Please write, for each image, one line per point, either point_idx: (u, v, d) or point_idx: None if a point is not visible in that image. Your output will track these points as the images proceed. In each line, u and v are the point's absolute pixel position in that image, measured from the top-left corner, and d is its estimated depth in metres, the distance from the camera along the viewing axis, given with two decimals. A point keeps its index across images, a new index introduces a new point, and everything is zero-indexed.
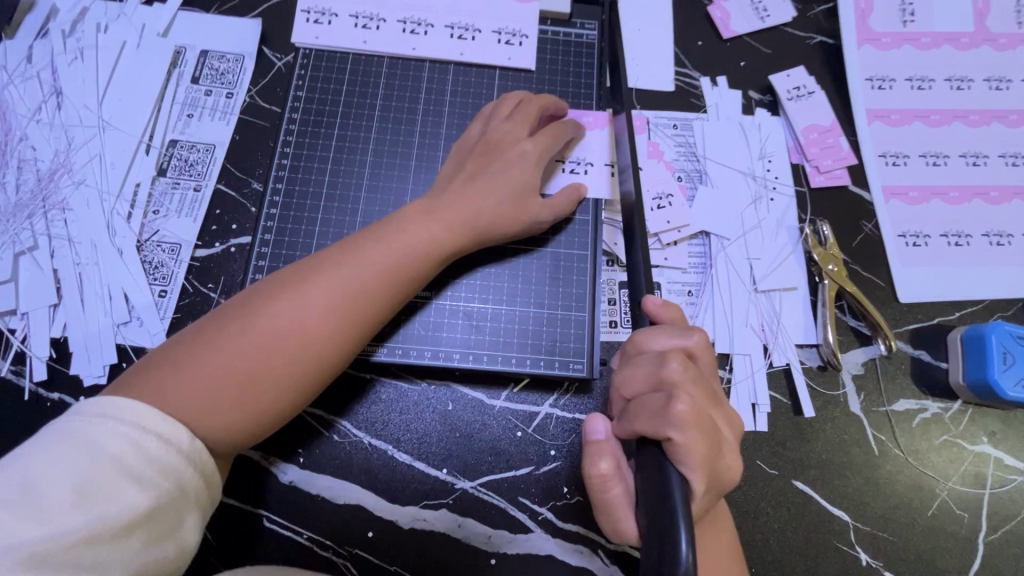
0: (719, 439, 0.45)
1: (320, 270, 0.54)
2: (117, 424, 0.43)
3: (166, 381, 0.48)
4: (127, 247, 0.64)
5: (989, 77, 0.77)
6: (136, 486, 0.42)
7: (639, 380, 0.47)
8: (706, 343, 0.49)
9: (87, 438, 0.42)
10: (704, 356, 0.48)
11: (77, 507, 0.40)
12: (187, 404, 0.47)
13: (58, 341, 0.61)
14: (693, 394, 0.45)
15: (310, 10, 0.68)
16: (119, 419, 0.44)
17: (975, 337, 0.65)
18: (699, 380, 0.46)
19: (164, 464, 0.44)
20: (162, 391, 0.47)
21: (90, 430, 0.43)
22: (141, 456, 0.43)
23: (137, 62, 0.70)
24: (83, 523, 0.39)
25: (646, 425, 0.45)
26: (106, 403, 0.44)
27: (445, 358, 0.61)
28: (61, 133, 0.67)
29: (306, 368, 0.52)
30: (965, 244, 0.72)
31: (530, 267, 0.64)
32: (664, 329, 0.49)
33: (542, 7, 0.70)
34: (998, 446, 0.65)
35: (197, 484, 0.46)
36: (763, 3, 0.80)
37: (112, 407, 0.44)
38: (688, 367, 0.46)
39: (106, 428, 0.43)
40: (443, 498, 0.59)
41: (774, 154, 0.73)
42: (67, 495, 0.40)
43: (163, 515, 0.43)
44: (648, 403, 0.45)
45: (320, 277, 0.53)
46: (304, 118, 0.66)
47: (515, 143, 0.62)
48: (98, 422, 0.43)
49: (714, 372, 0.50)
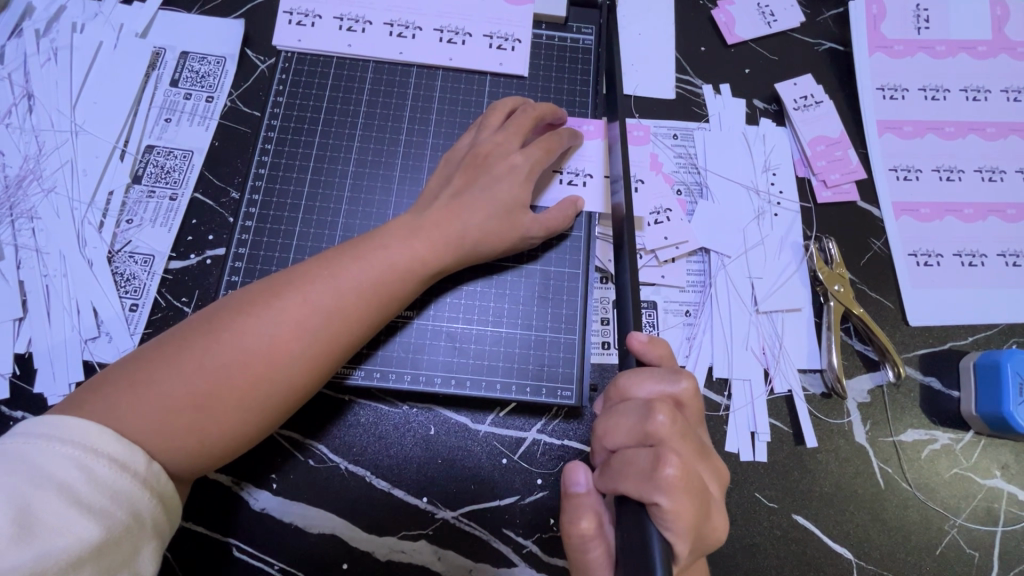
0: (705, 495, 0.44)
1: (295, 286, 0.51)
2: (66, 449, 0.40)
3: (120, 398, 0.45)
4: (98, 258, 0.61)
5: (1006, 88, 0.73)
6: (88, 516, 0.39)
7: (624, 432, 0.45)
8: (695, 390, 0.47)
9: (34, 463, 0.39)
10: (691, 404, 0.46)
11: (17, 540, 0.36)
12: (139, 424, 0.44)
13: (22, 356, 0.58)
14: (680, 450, 0.43)
15: (293, 12, 0.65)
16: (70, 443, 0.41)
17: (988, 365, 0.61)
18: (686, 434, 0.44)
19: (118, 493, 0.41)
20: (115, 409, 0.44)
21: (37, 455, 0.40)
22: (94, 484, 0.40)
23: (113, 64, 0.67)
24: (25, 559, 0.36)
25: (633, 486, 0.42)
26: (54, 422, 0.42)
27: (426, 382, 0.58)
28: (32, 138, 0.64)
29: (273, 390, 0.49)
30: (979, 265, 0.68)
31: (518, 285, 0.60)
32: (651, 375, 0.47)
33: (536, 10, 0.67)
34: (1011, 480, 0.61)
35: (155, 516, 0.43)
36: (770, 8, 0.76)
37: (60, 427, 0.41)
38: (675, 420, 0.44)
39: (56, 453, 0.40)
40: (423, 529, 0.56)
41: (779, 166, 0.70)
42: (7, 528, 0.36)
43: (116, 549, 0.40)
44: (635, 461, 0.43)
45: (295, 293, 0.51)
46: (284, 125, 0.63)
47: (505, 156, 0.58)
48: (45, 445, 0.40)
49: (699, 418, 0.48)
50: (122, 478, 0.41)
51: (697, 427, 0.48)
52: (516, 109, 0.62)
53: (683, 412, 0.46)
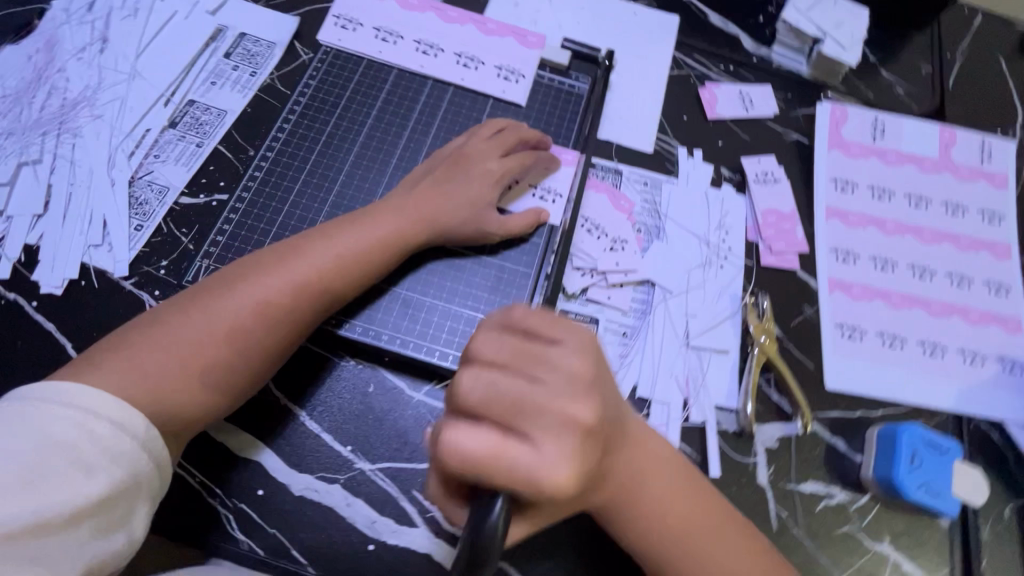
0: (517, 457, 0.40)
1: (298, 263, 0.59)
2: (71, 412, 0.46)
3: (141, 356, 0.52)
4: (121, 180, 0.69)
5: (945, 202, 0.82)
6: (86, 475, 0.44)
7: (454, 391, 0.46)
8: (492, 340, 0.45)
9: (35, 425, 0.44)
10: (489, 356, 0.44)
11: (27, 492, 0.41)
12: (161, 381, 0.52)
13: (30, 247, 0.65)
14: (485, 398, 0.42)
15: (340, 16, 0.76)
16: (79, 409, 0.46)
17: (888, 435, 0.66)
18: (490, 388, 0.42)
19: (120, 454, 0.46)
20: (139, 367, 0.51)
21: (38, 418, 0.45)
22: (96, 445, 0.45)
23: (182, 30, 0.79)
24: (29, 510, 0.41)
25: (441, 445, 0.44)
26: (71, 387, 0.47)
27: (374, 335, 0.65)
28: (95, 72, 0.73)
29: (274, 356, 0.58)
30: (899, 347, 0.74)
31: (474, 273, 0.68)
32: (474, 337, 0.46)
33: (543, 55, 0.78)
34: (899, 549, 0.64)
35: (149, 475, 0.48)
36: (748, 96, 0.88)
37: (74, 395, 0.47)
38: (478, 379, 0.43)
39: (64, 417, 0.45)
40: (339, 474, 0.60)
41: (731, 226, 0.78)
42: (12, 482, 0.41)
43: (114, 505, 0.45)
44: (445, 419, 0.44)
45: (291, 263, 0.59)
46: (309, 104, 0.72)
47: (480, 162, 0.68)
48: (55, 409, 0.45)
49: (542, 368, 0.44)
50: (126, 441, 0.47)
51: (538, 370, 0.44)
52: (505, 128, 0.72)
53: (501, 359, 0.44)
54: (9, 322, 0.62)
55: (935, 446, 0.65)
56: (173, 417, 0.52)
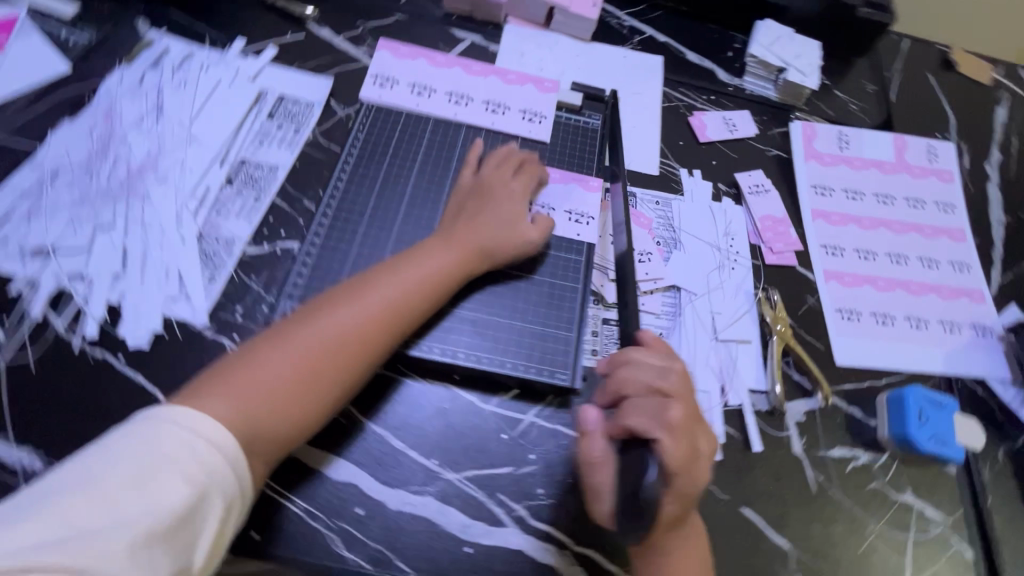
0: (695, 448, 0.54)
1: (370, 293, 0.66)
2: (175, 427, 0.52)
3: (242, 385, 0.58)
4: (190, 236, 0.74)
5: (907, 198, 0.97)
6: (182, 485, 0.50)
7: (636, 384, 0.56)
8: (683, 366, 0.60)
9: (148, 438, 0.51)
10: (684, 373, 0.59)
11: (141, 501, 0.48)
12: (258, 404, 0.58)
13: (113, 306, 0.69)
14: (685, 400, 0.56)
15: (378, 76, 0.85)
16: (183, 427, 0.52)
17: (897, 398, 0.76)
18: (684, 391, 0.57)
19: (215, 469, 0.52)
20: (242, 395, 0.58)
21: (150, 432, 0.52)
22: (194, 462, 0.51)
23: (227, 96, 0.86)
24: (134, 514, 0.47)
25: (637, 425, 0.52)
26: (180, 410, 0.54)
27: (450, 355, 0.71)
28: (155, 140, 0.79)
29: (352, 380, 0.64)
30: (890, 324, 0.86)
31: (529, 290, 0.75)
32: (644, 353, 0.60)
33: (559, 99, 0.88)
34: (921, 498, 0.74)
35: (233, 487, 0.53)
36: (732, 120, 1.01)
37: (180, 416, 0.53)
38: (680, 384, 0.57)
39: (172, 433, 0.52)
40: (429, 486, 0.66)
41: (736, 233, 0.89)
42: (128, 487, 0.48)
43: (200, 515, 0.50)
44: (644, 405, 0.54)
45: (364, 294, 0.66)
46: (360, 155, 0.80)
47: (501, 185, 0.76)
48: (164, 425, 0.52)
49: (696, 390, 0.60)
50: (219, 457, 0.53)
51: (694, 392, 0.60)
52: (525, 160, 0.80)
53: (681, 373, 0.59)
54: (102, 377, 0.66)
55: (936, 403, 0.75)
56: (268, 437, 0.58)
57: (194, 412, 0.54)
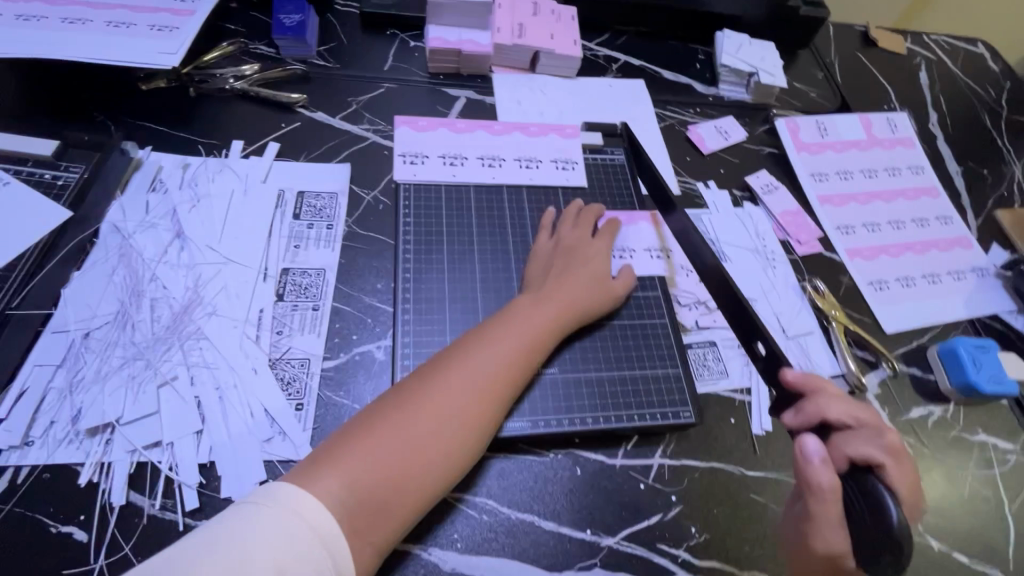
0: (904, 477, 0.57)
1: (466, 360, 0.65)
2: (281, 515, 0.49)
3: (357, 467, 0.55)
4: (262, 366, 0.68)
5: (887, 168, 1.08)
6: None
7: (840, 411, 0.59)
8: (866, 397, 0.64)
9: (252, 528, 0.48)
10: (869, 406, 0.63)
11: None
12: (369, 486, 0.55)
13: (206, 466, 0.62)
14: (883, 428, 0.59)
15: (405, 154, 0.83)
16: (283, 508, 0.50)
17: (948, 351, 0.85)
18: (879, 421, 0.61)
19: (310, 561, 0.48)
20: (357, 478, 0.55)
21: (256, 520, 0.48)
22: (287, 551, 0.47)
23: (246, 205, 0.80)
24: None
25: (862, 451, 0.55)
26: (286, 489, 0.51)
27: (579, 422, 0.70)
28: (188, 271, 0.72)
29: (457, 454, 0.61)
30: (913, 285, 0.95)
31: (622, 336, 0.76)
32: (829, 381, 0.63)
33: (583, 142, 0.90)
34: (991, 434, 0.83)
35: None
36: (724, 128, 1.08)
37: (276, 497, 0.50)
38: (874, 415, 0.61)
39: (272, 515, 0.49)
40: (592, 558, 0.65)
41: (765, 234, 0.96)
42: None
43: None
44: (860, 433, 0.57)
45: (466, 361, 0.65)
46: (416, 238, 0.77)
47: (587, 244, 0.78)
48: (270, 509, 0.49)
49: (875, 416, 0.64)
50: (310, 544, 0.49)
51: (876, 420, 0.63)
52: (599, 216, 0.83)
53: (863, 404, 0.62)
54: None
55: (980, 347, 0.85)
56: (378, 523, 0.55)
57: (306, 494, 0.52)
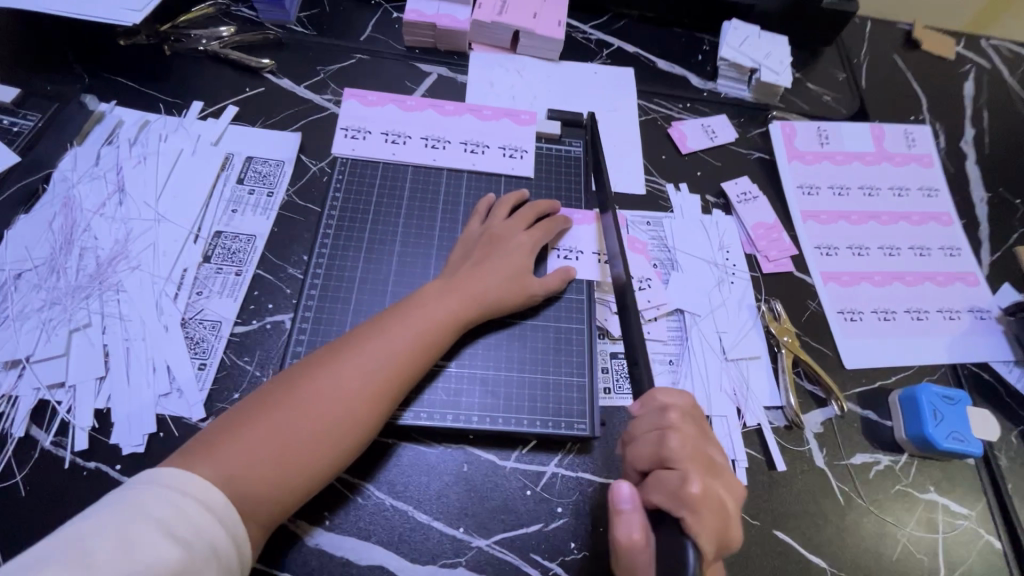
0: (728, 512, 0.50)
1: (351, 353, 0.62)
2: (166, 492, 0.50)
3: (232, 459, 0.54)
4: (173, 324, 0.70)
5: (892, 187, 0.97)
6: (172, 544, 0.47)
7: (643, 455, 0.54)
8: (683, 415, 0.56)
9: (136, 505, 0.48)
10: (685, 427, 0.54)
11: (124, 565, 0.45)
12: (242, 476, 0.53)
13: (101, 412, 0.65)
14: (685, 463, 0.51)
15: (348, 129, 0.82)
16: (164, 486, 0.50)
17: (909, 397, 0.76)
18: (695, 451, 0.53)
19: (204, 530, 0.49)
20: (231, 470, 0.53)
21: (141, 498, 0.49)
22: (180, 518, 0.48)
23: (192, 166, 0.82)
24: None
25: (662, 498, 0.50)
26: (169, 471, 0.52)
27: (464, 420, 0.68)
28: (121, 224, 0.75)
29: (339, 447, 0.59)
30: (892, 319, 0.86)
31: (535, 338, 0.73)
32: (644, 415, 0.57)
33: (538, 129, 0.87)
34: (944, 494, 0.74)
35: (229, 550, 0.50)
36: (711, 127, 1.00)
37: (163, 478, 0.51)
38: (685, 444, 0.53)
39: (153, 492, 0.49)
40: (460, 557, 0.64)
41: (731, 246, 0.88)
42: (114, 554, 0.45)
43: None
44: (663, 479, 0.51)
45: (361, 351, 0.62)
46: (341, 216, 0.76)
47: (511, 236, 0.75)
48: (157, 489, 0.50)
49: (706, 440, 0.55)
50: (201, 518, 0.49)
51: (706, 444, 0.55)
52: (547, 211, 0.80)
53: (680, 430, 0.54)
54: (95, 491, 0.61)
55: (949, 398, 0.76)
56: (253, 514, 0.54)
57: (179, 477, 0.51)
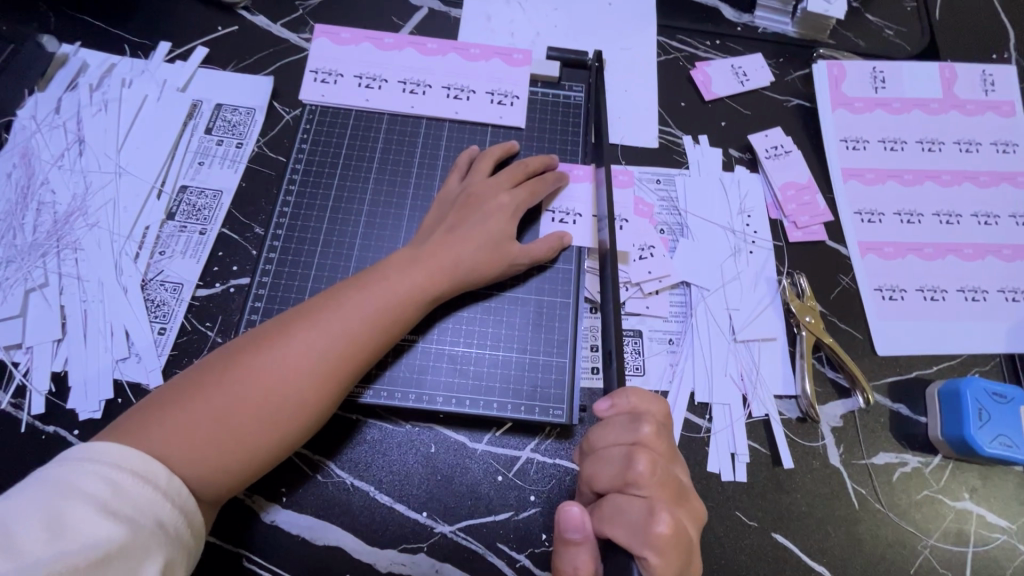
0: (690, 542, 0.49)
1: (303, 329, 0.56)
2: (99, 465, 0.45)
3: (166, 436, 0.50)
4: (132, 286, 0.67)
5: (958, 141, 0.82)
6: (109, 518, 0.43)
7: (607, 477, 0.51)
8: (657, 430, 0.52)
9: (66, 480, 0.44)
10: (656, 445, 0.51)
11: (52, 544, 0.40)
12: (178, 454, 0.49)
13: (59, 375, 0.63)
14: (657, 493, 0.49)
15: (318, 71, 0.75)
16: (98, 461, 0.46)
17: (951, 392, 0.66)
18: (665, 475, 0.50)
19: (143, 504, 0.45)
20: (166, 448, 0.49)
21: (72, 473, 0.45)
22: (119, 495, 0.45)
23: (156, 113, 0.76)
24: (52, 555, 0.40)
25: (622, 534, 0.48)
26: (100, 445, 0.47)
27: (428, 400, 0.63)
28: (80, 178, 0.71)
29: (288, 426, 0.54)
30: (941, 299, 0.74)
31: (514, 312, 0.66)
32: (614, 429, 0.53)
33: (533, 71, 0.77)
34: (980, 503, 0.65)
35: (176, 522, 0.47)
36: (743, 68, 0.85)
37: (93, 453, 0.46)
38: (655, 469, 0.49)
39: (86, 469, 0.45)
40: (421, 542, 0.60)
41: (753, 209, 0.77)
42: (40, 531, 0.41)
43: (135, 552, 0.43)
44: (624, 510, 0.48)
45: (314, 322, 0.56)
46: (307, 168, 0.71)
47: (493, 196, 0.66)
48: (88, 464, 0.45)
49: (676, 459, 0.53)
50: (140, 492, 0.46)
51: (674, 463, 0.52)
52: (542, 168, 0.70)
53: (653, 451, 0.51)
54: (52, 456, 0.60)
55: (1000, 396, 0.65)
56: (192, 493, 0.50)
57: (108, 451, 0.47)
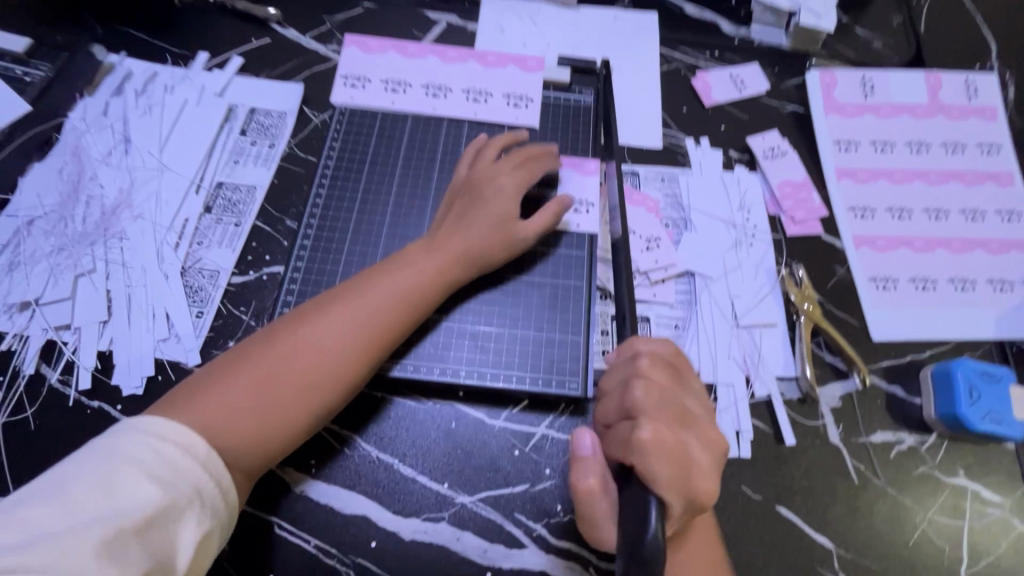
0: (691, 459, 0.52)
1: (333, 310, 0.60)
2: (145, 436, 0.49)
3: (209, 411, 0.53)
4: (173, 272, 0.71)
5: (944, 143, 0.87)
6: (152, 485, 0.47)
7: (611, 408, 0.57)
8: (658, 364, 0.57)
9: (117, 448, 0.48)
10: (656, 376, 0.56)
11: (102, 507, 0.45)
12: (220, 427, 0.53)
13: (104, 354, 0.67)
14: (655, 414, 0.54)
15: (348, 77, 0.81)
16: (144, 433, 0.49)
17: (943, 374, 0.70)
18: (666, 401, 0.55)
19: (184, 471, 0.49)
20: (208, 422, 0.53)
21: (122, 442, 0.49)
22: (162, 464, 0.48)
23: (195, 116, 0.81)
24: (103, 516, 0.44)
25: (619, 452, 0.53)
26: (147, 420, 0.51)
27: (451, 374, 0.67)
28: (126, 174, 0.77)
29: (319, 401, 0.58)
30: (932, 289, 0.78)
31: (530, 294, 0.71)
32: (620, 364, 0.59)
33: (546, 77, 0.83)
34: (974, 479, 0.68)
35: (212, 490, 0.50)
36: (740, 77, 0.91)
37: (141, 425, 0.50)
38: (651, 394, 0.55)
39: (132, 439, 0.49)
40: (442, 512, 0.63)
41: (752, 205, 0.82)
42: (93, 495, 0.45)
43: (175, 518, 0.47)
44: (621, 431, 0.54)
45: (341, 306, 0.61)
46: (337, 163, 0.77)
47: (495, 180, 0.70)
48: (136, 435, 0.49)
49: (683, 392, 0.57)
50: (181, 461, 0.49)
51: (679, 395, 0.57)
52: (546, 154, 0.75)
53: (654, 382, 0.56)
54: (97, 427, 0.64)
55: (989, 375, 0.68)
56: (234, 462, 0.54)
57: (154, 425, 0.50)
